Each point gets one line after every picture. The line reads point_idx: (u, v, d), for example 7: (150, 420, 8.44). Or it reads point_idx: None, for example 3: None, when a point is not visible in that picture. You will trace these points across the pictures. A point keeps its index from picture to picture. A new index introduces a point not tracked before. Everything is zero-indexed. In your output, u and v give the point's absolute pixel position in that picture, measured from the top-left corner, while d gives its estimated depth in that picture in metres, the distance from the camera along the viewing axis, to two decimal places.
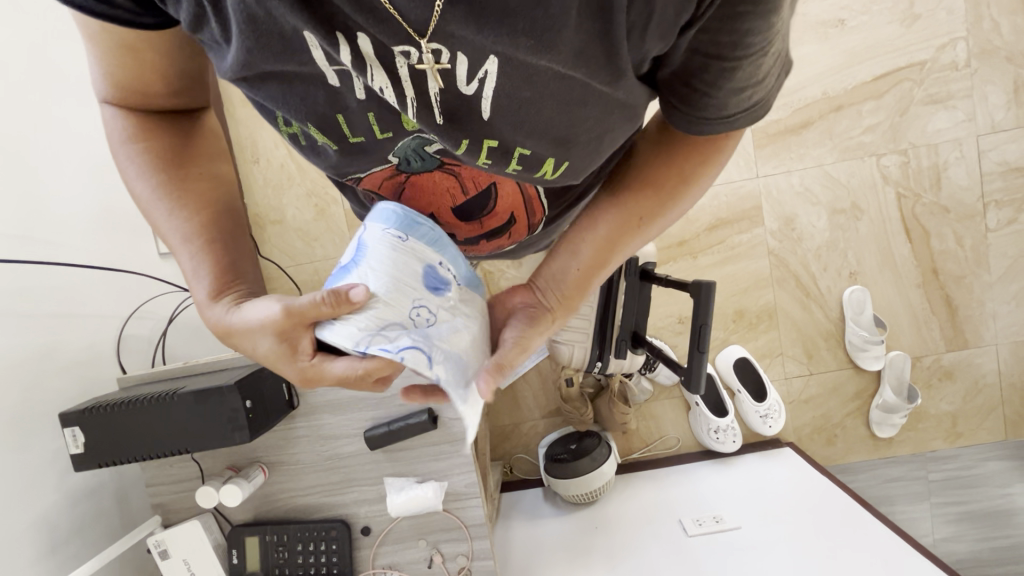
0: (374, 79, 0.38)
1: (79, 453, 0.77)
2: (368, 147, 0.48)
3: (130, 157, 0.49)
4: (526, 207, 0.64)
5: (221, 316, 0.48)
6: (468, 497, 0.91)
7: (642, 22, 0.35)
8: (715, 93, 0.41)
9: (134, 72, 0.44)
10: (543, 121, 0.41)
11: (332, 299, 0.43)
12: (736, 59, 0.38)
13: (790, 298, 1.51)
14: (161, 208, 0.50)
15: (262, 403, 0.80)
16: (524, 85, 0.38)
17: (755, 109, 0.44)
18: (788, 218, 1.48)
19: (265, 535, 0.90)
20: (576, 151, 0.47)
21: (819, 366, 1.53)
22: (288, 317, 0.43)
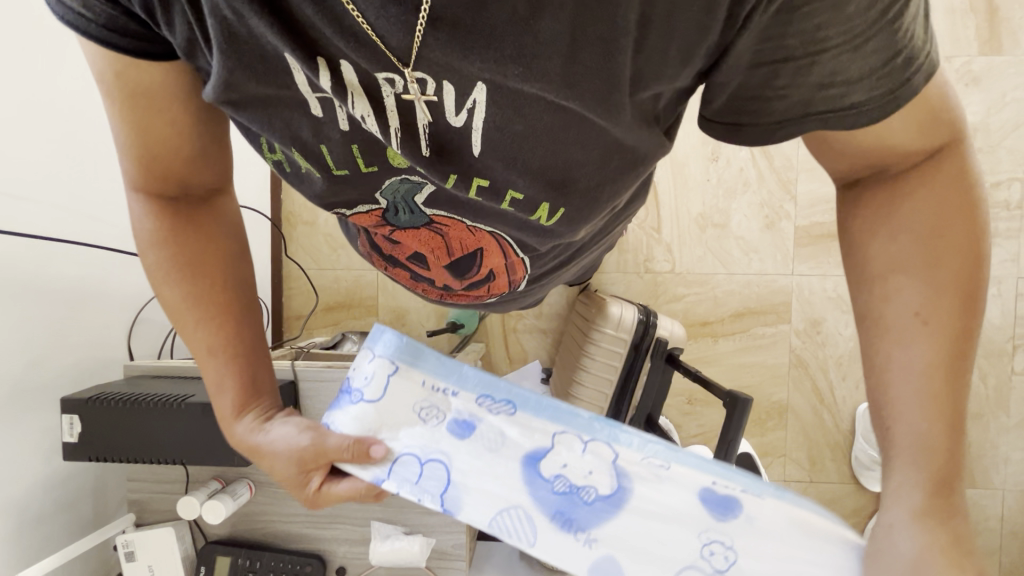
0: (356, 105, 0.41)
1: (72, 442, 0.74)
2: (354, 180, 0.51)
3: (158, 256, 0.52)
4: (507, 269, 0.69)
5: (248, 434, 0.49)
6: (454, 558, 0.87)
7: (663, 47, 0.35)
8: (793, 92, 0.37)
9: (151, 138, 0.47)
10: (536, 160, 0.44)
11: (353, 456, 0.42)
12: (808, 57, 0.35)
13: (805, 401, 1.48)
14: (188, 315, 0.52)
15: None
16: (515, 118, 0.40)
17: (903, 91, 0.36)
18: (815, 319, 1.47)
19: (238, 558, 0.86)
20: (573, 200, 0.49)
21: (820, 475, 1.49)
22: (314, 458, 0.44)
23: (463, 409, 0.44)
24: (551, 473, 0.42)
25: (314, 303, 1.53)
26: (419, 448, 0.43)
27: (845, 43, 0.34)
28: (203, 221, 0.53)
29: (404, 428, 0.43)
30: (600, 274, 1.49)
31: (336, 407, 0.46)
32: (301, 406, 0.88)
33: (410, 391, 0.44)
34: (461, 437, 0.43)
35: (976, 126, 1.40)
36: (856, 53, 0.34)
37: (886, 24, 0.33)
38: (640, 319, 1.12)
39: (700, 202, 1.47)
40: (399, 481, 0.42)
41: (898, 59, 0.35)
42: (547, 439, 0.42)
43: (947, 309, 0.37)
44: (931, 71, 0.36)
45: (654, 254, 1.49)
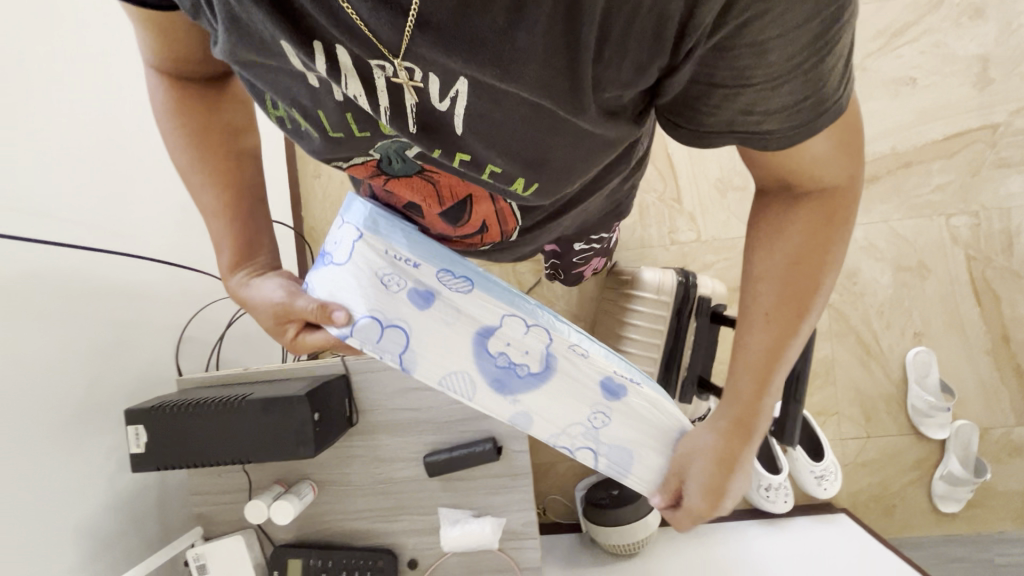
0: (349, 85, 0.41)
1: (138, 453, 0.75)
2: (348, 142, 0.51)
3: (173, 138, 0.57)
4: (499, 219, 0.69)
5: (239, 286, 0.59)
6: (525, 538, 0.86)
7: (617, 59, 0.37)
8: (720, 111, 0.41)
9: (170, 41, 0.49)
10: (512, 143, 0.44)
11: (317, 315, 0.52)
12: (735, 86, 0.38)
13: (850, 354, 1.45)
14: (195, 182, 0.58)
15: (326, 416, 0.77)
16: (493, 107, 0.41)
17: (811, 123, 0.40)
18: (850, 271, 1.45)
19: (309, 559, 0.85)
20: (547, 176, 0.50)
21: (877, 429, 1.45)
22: (286, 313, 0.55)
23: (422, 282, 0.56)
24: (496, 349, 0.56)
25: None
26: (376, 312, 0.53)
27: (765, 81, 0.37)
28: (216, 107, 0.57)
29: (370, 291, 0.54)
30: (626, 251, 1.49)
31: (315, 273, 0.58)
32: (355, 399, 0.87)
33: (377, 256, 0.56)
34: (419, 305, 0.55)
35: (988, 57, 1.39)
36: (769, 92, 0.38)
37: (809, 68, 0.36)
38: (680, 280, 1.09)
39: (717, 167, 1.46)
40: (362, 339, 0.52)
41: (807, 100, 0.38)
42: (495, 321, 0.57)
43: (785, 314, 0.51)
44: (837, 115, 0.40)
45: (678, 225, 1.48)
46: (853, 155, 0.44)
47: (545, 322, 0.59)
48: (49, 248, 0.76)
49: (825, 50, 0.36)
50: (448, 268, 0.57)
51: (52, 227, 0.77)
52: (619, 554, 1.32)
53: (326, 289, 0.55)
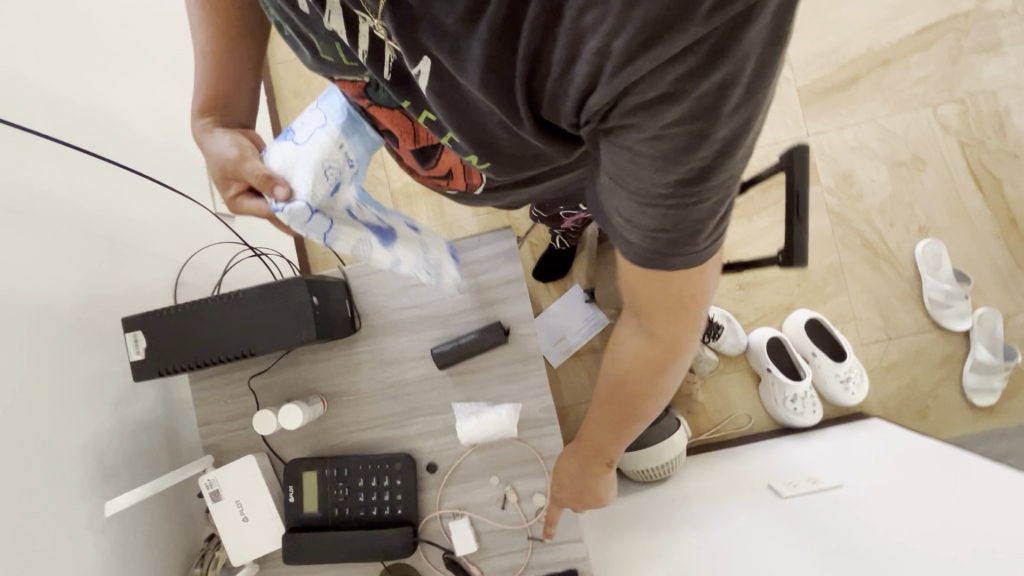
0: (333, 22, 0.50)
1: (139, 360, 0.73)
2: (337, 67, 0.59)
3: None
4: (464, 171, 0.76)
5: (198, 128, 0.66)
6: (545, 423, 0.83)
7: (544, 105, 0.41)
8: (612, 194, 0.45)
9: None
10: (470, 119, 0.49)
11: (263, 184, 0.59)
12: (619, 184, 0.42)
13: (858, 256, 1.43)
14: (196, 26, 0.65)
15: (327, 306, 0.76)
16: (452, 88, 0.46)
17: (671, 263, 0.45)
18: (845, 173, 1.44)
19: (324, 469, 0.81)
20: (497, 159, 0.56)
21: (898, 330, 1.41)
22: (235, 169, 0.62)
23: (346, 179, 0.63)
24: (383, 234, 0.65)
25: None
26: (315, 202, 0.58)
27: (637, 198, 0.41)
28: None
29: (311, 170, 0.60)
30: None
31: (276, 144, 0.64)
32: (356, 304, 0.86)
33: (331, 144, 0.64)
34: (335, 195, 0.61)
35: None
36: (638, 205, 0.42)
37: (675, 206, 0.40)
38: None
39: None
40: (293, 216, 0.57)
41: (661, 227, 0.42)
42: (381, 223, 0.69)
43: (643, 377, 0.60)
44: (694, 263, 0.46)
45: None
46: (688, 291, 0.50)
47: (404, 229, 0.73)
48: (38, 166, 0.76)
49: (693, 198, 0.39)
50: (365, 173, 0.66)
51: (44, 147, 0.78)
52: (649, 480, 1.27)
53: (276, 162, 0.61)
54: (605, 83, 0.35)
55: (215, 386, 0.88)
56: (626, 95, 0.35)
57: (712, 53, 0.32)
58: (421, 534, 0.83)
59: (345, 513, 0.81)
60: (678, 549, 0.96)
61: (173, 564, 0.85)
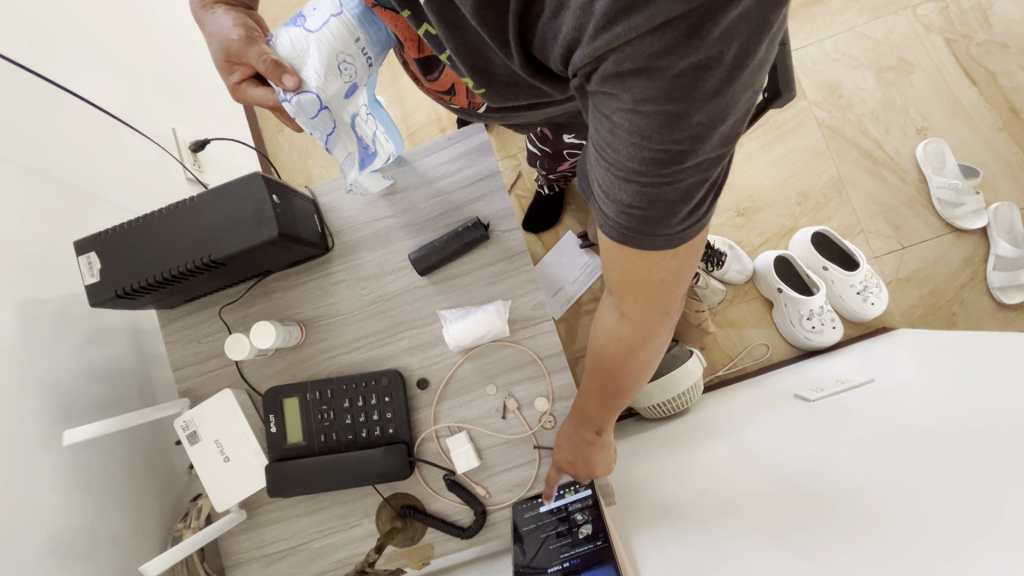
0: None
1: (94, 283, 0.68)
2: None
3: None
4: (466, 92, 0.62)
5: (198, 10, 0.62)
6: (539, 322, 0.77)
7: (536, 47, 0.38)
8: (591, 163, 0.41)
9: None
10: (469, 48, 0.44)
11: (270, 70, 0.56)
12: (597, 152, 0.39)
13: (857, 167, 1.37)
14: None
15: (289, 209, 0.71)
16: (450, 10, 0.42)
17: (648, 245, 0.41)
18: (832, 85, 1.39)
19: (306, 394, 0.76)
20: (506, 96, 0.51)
21: (910, 238, 1.34)
22: (233, 53, 0.59)
23: (359, 79, 0.57)
24: (371, 139, 0.61)
25: None
26: (322, 94, 0.55)
27: (613, 172, 0.38)
28: None
29: (322, 64, 0.55)
30: None
31: (289, 26, 0.57)
32: (326, 222, 0.81)
33: (342, 38, 0.54)
34: (344, 97, 0.57)
35: None
36: (613, 178, 0.38)
37: (650, 184, 0.36)
38: None
39: None
40: (298, 109, 0.56)
41: (634, 206, 0.39)
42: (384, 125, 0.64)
43: (621, 362, 0.56)
44: (680, 244, 0.41)
45: None
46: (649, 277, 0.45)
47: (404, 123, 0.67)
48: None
49: (671, 177, 0.36)
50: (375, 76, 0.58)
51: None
52: (665, 416, 1.20)
53: (286, 47, 0.57)
54: (586, 37, 0.32)
55: (187, 327, 0.83)
56: (605, 56, 0.32)
57: (693, 27, 0.29)
58: (416, 455, 0.76)
59: (333, 438, 0.75)
60: (703, 461, 0.88)
61: (153, 521, 0.79)
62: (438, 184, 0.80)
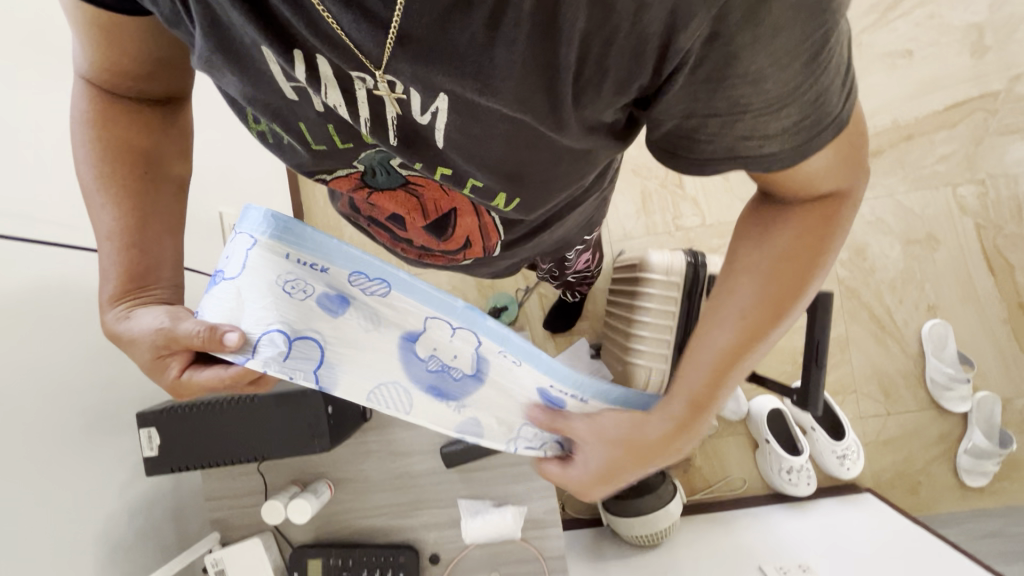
0: (329, 96, 0.43)
1: (153, 456, 0.74)
2: (334, 154, 0.55)
3: (77, 92, 0.53)
4: (481, 234, 0.71)
5: (116, 320, 0.51)
6: (548, 526, 0.84)
7: (598, 80, 0.36)
8: (717, 140, 0.38)
9: (115, 53, 0.48)
10: (494, 156, 0.45)
11: (205, 341, 0.45)
12: (732, 114, 0.35)
13: (865, 331, 1.43)
14: (97, 194, 0.53)
15: (340, 410, 0.77)
16: (473, 123, 0.41)
17: (822, 135, 0.36)
18: (859, 246, 1.43)
19: (328, 559, 0.83)
20: (526, 190, 0.52)
21: (897, 405, 1.43)
22: (167, 343, 0.47)
23: (334, 286, 0.51)
24: (426, 353, 0.53)
25: None
26: (286, 326, 0.47)
27: (765, 107, 0.34)
28: (152, 124, 0.54)
29: (273, 301, 0.48)
30: (631, 240, 1.48)
31: (206, 294, 0.49)
32: None
33: (279, 267, 0.49)
34: (335, 314, 0.50)
35: (983, 26, 1.39)
36: (771, 116, 0.35)
37: (803, 91, 0.34)
38: (689, 261, 1.05)
39: None
40: (267, 361, 0.45)
41: (810, 119, 0.35)
42: (419, 322, 0.53)
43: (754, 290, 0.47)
44: (843, 124, 0.37)
45: (682, 211, 1.47)
46: (860, 160, 0.40)
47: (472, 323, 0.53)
48: (30, 260, 0.75)
49: (825, 70, 0.33)
50: (388, 278, 0.51)
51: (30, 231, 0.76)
52: (641, 545, 1.30)
53: (216, 317, 0.47)
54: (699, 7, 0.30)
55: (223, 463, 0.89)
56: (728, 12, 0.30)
57: None
58: None
59: None
60: None
61: None
62: None
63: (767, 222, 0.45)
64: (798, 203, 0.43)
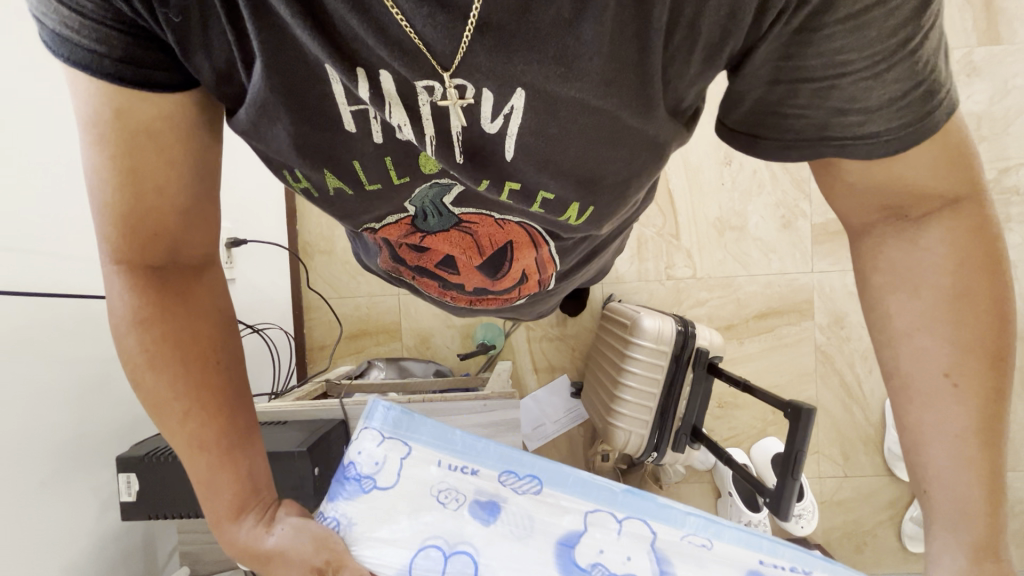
0: (392, 114, 0.38)
1: (130, 501, 0.73)
2: (386, 194, 0.48)
3: (120, 288, 0.43)
4: (538, 268, 0.65)
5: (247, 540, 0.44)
6: None
7: (687, 48, 0.35)
8: (809, 113, 0.37)
9: (154, 183, 0.40)
10: (568, 160, 0.41)
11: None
12: (827, 79, 0.35)
13: (834, 396, 1.49)
14: (164, 411, 0.45)
15: (325, 469, 0.77)
16: (550, 121, 0.38)
17: (927, 119, 0.36)
18: (839, 315, 1.48)
19: None
20: (602, 198, 0.46)
21: (854, 469, 1.50)
22: None
23: (485, 491, 0.44)
24: (587, 561, 0.41)
25: (338, 332, 1.50)
26: (443, 538, 0.42)
27: (867, 68, 0.34)
28: (196, 291, 0.46)
29: (423, 514, 0.43)
30: (622, 284, 1.49)
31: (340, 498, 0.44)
32: None
33: (427, 476, 0.44)
34: (484, 523, 0.43)
35: (982, 116, 1.44)
36: (876, 81, 0.34)
37: (907, 57, 0.33)
38: (679, 330, 1.08)
39: (717, 207, 1.48)
40: None
41: (918, 90, 0.35)
42: (578, 520, 0.43)
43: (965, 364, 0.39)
44: (948, 110, 0.36)
45: (675, 261, 1.49)
46: (970, 164, 0.39)
47: (641, 510, 0.44)
48: (23, 295, 0.72)
49: (924, 32, 0.33)
50: (539, 474, 0.45)
51: (23, 261, 0.73)
52: None
53: (366, 532, 0.42)
54: None
55: None
56: None
57: None
58: None
59: None
60: None
61: None
62: None
63: (913, 246, 0.40)
64: (921, 218, 0.40)
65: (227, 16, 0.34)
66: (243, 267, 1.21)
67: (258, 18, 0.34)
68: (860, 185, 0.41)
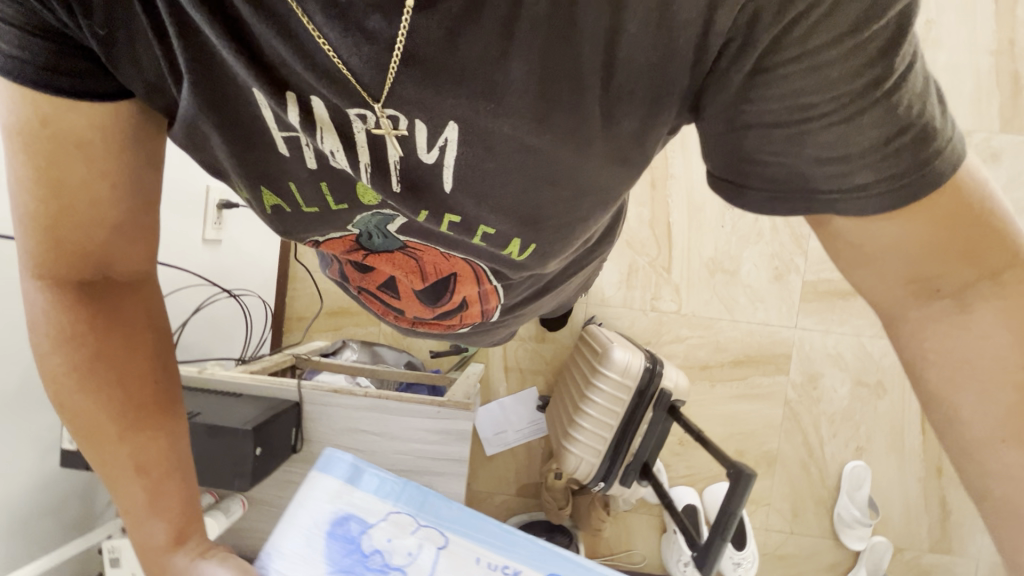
0: (325, 140, 0.38)
1: (70, 450, 0.74)
2: (325, 217, 0.48)
3: (43, 304, 0.43)
4: (482, 298, 0.65)
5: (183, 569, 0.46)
6: None
7: (631, 87, 0.33)
8: (785, 160, 0.32)
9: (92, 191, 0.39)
10: (507, 197, 0.40)
11: None
12: (796, 124, 0.30)
13: (794, 453, 1.50)
14: (102, 435, 0.45)
15: (269, 450, 0.78)
16: (486, 156, 0.37)
17: (927, 166, 0.30)
18: (813, 374, 1.48)
19: None
20: (544, 236, 0.45)
21: (801, 527, 1.51)
22: None
23: None
24: None
25: (318, 306, 1.50)
26: None
27: (835, 113, 0.29)
28: (127, 313, 0.46)
29: None
30: (606, 307, 1.49)
31: None
32: (303, 428, 0.87)
33: None
34: None
35: None
36: (852, 125, 0.29)
37: (877, 104, 0.28)
38: (647, 366, 1.09)
39: (712, 247, 1.48)
40: None
41: (906, 135, 0.29)
42: None
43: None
44: (951, 160, 0.31)
45: (661, 294, 1.49)
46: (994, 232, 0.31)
47: None
48: None
49: (899, 73, 0.28)
50: None
51: None
52: None
53: None
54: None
55: None
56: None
57: None
58: None
59: None
60: None
61: None
62: (413, 444, 0.88)
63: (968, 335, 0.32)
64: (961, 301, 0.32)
65: (155, 30, 0.34)
66: (231, 230, 1.21)
67: (183, 28, 0.33)
68: (870, 248, 0.33)
